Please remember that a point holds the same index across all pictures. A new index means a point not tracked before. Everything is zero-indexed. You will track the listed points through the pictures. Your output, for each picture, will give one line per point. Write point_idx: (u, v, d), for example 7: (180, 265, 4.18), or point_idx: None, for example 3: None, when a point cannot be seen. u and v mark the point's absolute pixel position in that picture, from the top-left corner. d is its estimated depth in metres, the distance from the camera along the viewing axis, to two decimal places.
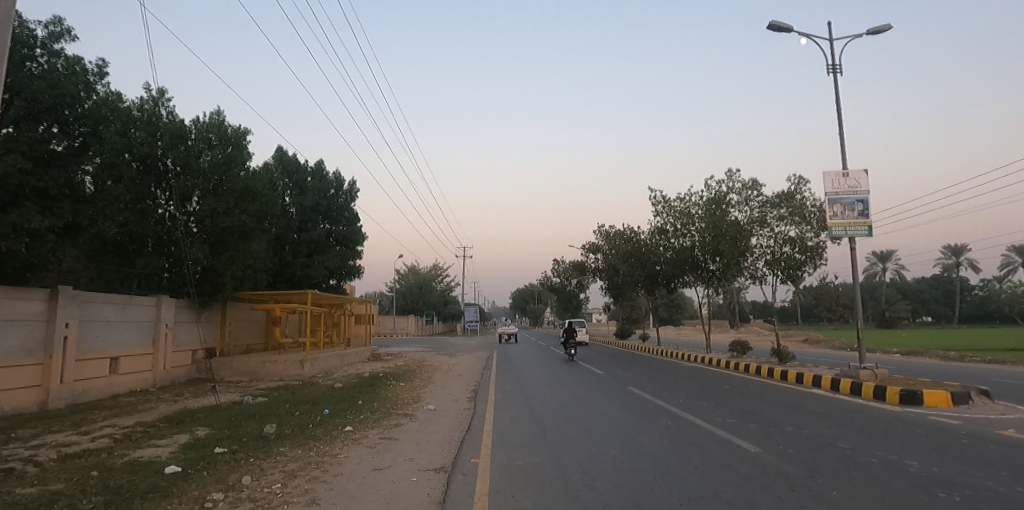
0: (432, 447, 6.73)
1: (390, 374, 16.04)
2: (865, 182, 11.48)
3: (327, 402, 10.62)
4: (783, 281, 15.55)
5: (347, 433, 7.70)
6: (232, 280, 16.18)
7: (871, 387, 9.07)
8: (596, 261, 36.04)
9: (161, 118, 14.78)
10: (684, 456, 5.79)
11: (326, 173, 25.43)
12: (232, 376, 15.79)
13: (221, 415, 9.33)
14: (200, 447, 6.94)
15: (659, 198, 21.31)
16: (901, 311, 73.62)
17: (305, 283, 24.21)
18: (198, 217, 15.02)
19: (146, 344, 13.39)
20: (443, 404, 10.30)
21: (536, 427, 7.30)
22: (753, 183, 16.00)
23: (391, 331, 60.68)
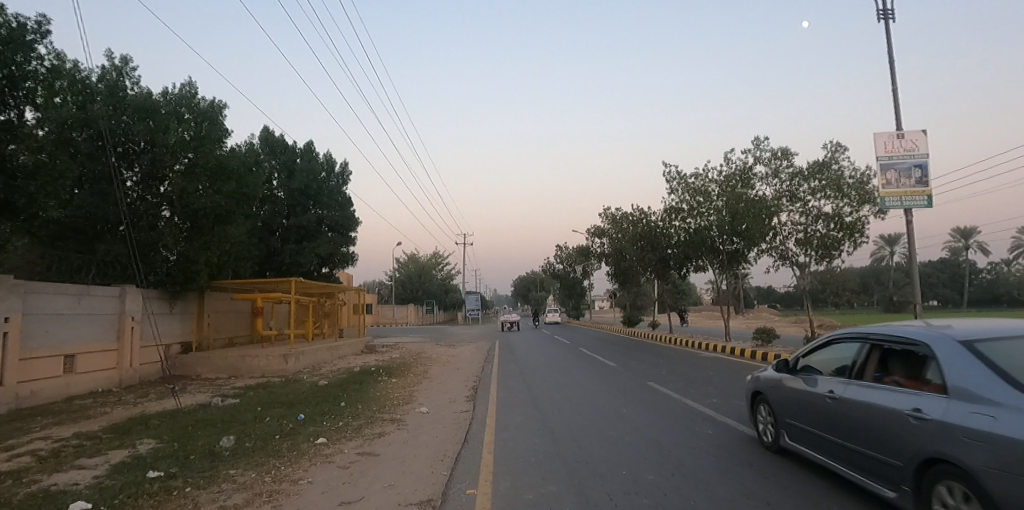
0: (421, 469, 5.39)
1: (383, 368, 14.72)
2: (923, 144, 10.06)
3: (304, 404, 9.26)
4: (816, 263, 14.16)
5: (320, 447, 6.35)
6: (207, 268, 14.70)
7: None
8: (602, 245, 34.54)
9: (124, 90, 13.34)
10: (747, 486, 4.42)
11: (317, 154, 23.90)
12: (209, 373, 14.43)
13: (179, 423, 7.96)
14: (131, 471, 5.59)
15: (673, 174, 19.76)
16: (909, 296, 73.05)
17: (294, 271, 22.83)
18: (166, 199, 13.58)
19: (109, 340, 12.06)
20: (439, 405, 8.95)
21: (549, 443, 5.97)
22: (783, 152, 14.50)
23: (390, 321, 59.45)
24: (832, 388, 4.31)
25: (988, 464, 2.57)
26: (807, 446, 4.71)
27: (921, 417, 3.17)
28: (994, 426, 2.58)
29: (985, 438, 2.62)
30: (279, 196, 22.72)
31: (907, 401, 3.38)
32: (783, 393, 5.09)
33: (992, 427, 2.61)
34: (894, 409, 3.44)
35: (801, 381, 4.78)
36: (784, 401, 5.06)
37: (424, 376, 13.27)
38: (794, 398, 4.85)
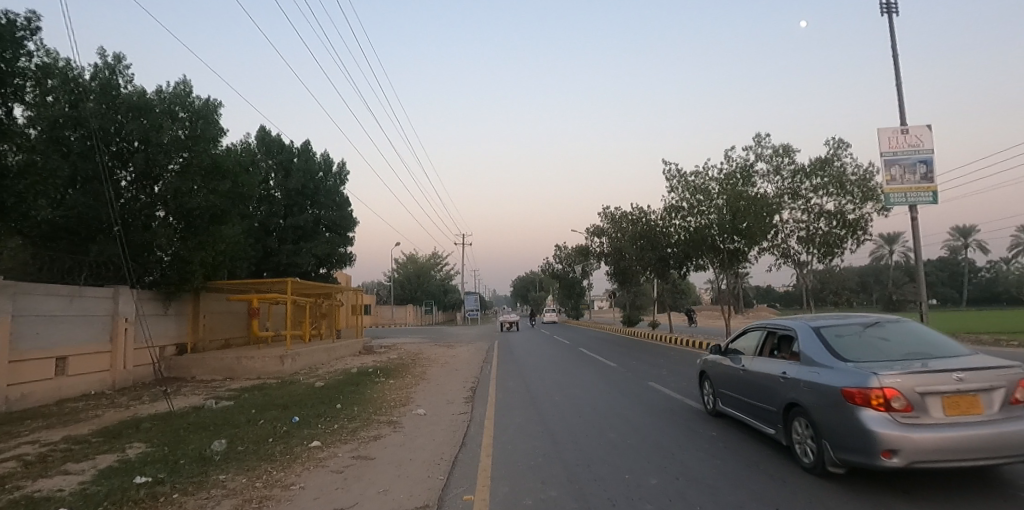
0: (417, 473, 5.24)
1: (381, 369, 14.56)
2: (928, 139, 9.93)
3: (299, 406, 9.10)
4: (819, 261, 14.02)
5: (314, 451, 6.19)
6: (202, 268, 14.52)
7: None
8: (602, 245, 34.40)
9: (118, 88, 13.16)
10: (755, 489, 4.28)
11: (314, 153, 23.72)
12: (205, 375, 14.23)
13: (171, 427, 7.81)
14: (118, 476, 5.43)
15: (673, 173, 19.61)
16: (908, 295, 72.98)
17: (291, 272, 22.64)
18: (159, 199, 13.41)
19: (103, 341, 11.90)
20: (436, 407, 8.79)
21: (548, 447, 5.81)
22: (785, 149, 14.36)
23: (389, 322, 59.26)
24: (746, 363, 6.11)
25: (814, 403, 4.48)
26: (732, 408, 6.51)
27: (788, 377, 5.02)
28: (821, 380, 4.42)
29: (814, 386, 4.50)
30: (276, 196, 22.56)
31: (782, 367, 5.22)
32: (716, 371, 6.88)
33: (820, 381, 4.46)
34: (774, 375, 5.29)
35: (728, 359, 6.56)
36: (718, 377, 6.84)
37: (422, 377, 13.11)
38: (723, 374, 6.63)
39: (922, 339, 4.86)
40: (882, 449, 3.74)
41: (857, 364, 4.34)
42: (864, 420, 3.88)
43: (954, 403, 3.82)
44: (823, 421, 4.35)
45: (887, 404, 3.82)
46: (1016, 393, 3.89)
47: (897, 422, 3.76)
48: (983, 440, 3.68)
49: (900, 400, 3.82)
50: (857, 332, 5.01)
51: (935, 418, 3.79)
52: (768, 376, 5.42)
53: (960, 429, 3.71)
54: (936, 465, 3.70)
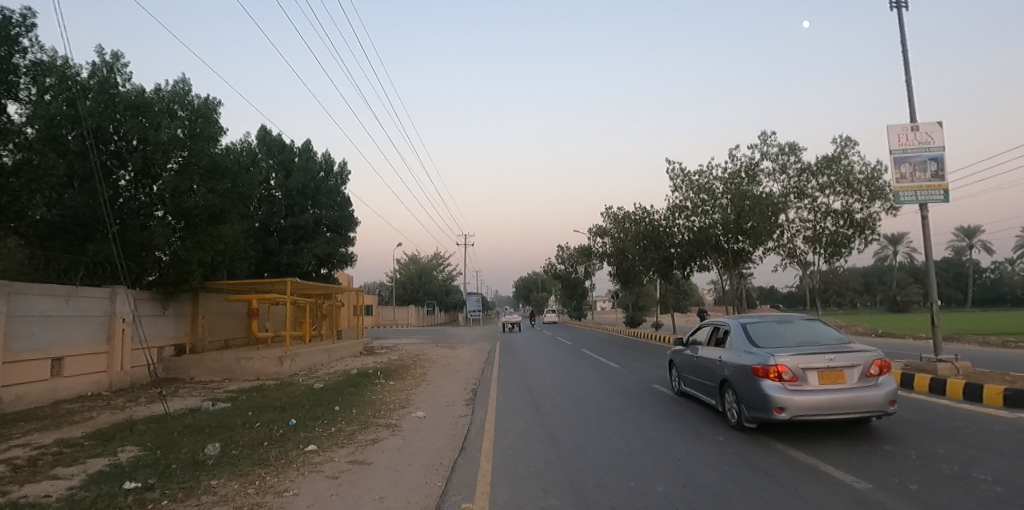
0: (415, 479, 5.07)
1: (381, 370, 14.39)
2: (939, 136, 9.72)
3: (297, 409, 8.94)
4: (826, 261, 13.80)
5: (309, 456, 6.02)
6: (201, 268, 14.37)
7: (961, 386, 7.31)
8: (604, 245, 34.19)
9: (116, 86, 13.04)
10: (766, 497, 4.09)
11: (315, 153, 23.58)
12: (203, 376, 14.08)
13: (165, 430, 7.66)
14: (107, 481, 5.27)
15: (676, 172, 19.39)
16: (912, 295, 72.58)
17: (292, 272, 22.50)
18: (158, 198, 13.27)
19: (99, 342, 11.77)
20: (436, 409, 8.63)
21: (550, 452, 5.64)
22: (791, 147, 14.16)
23: (390, 322, 59.15)
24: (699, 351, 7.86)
25: (737, 377, 6.23)
26: (692, 387, 8.26)
27: (723, 360, 6.76)
28: (741, 362, 6.16)
29: (738, 366, 6.23)
30: (276, 196, 22.42)
31: (719, 353, 6.99)
32: (681, 359, 8.61)
33: (742, 362, 6.19)
34: (716, 359, 7.03)
35: (688, 349, 8.30)
36: (682, 363, 8.57)
37: (422, 378, 12.94)
38: (685, 361, 8.36)
39: (819, 329, 6.61)
40: (775, 407, 5.50)
41: (767, 349, 6.08)
42: (765, 387, 5.62)
43: (826, 375, 5.55)
44: (743, 390, 6.10)
45: (780, 376, 5.55)
46: (871, 368, 5.62)
47: (786, 388, 5.52)
48: (842, 398, 5.43)
49: (789, 373, 5.55)
50: (772, 325, 6.77)
51: (812, 386, 5.52)
52: (711, 360, 7.17)
53: (829, 392, 5.45)
54: (813, 417, 5.45)
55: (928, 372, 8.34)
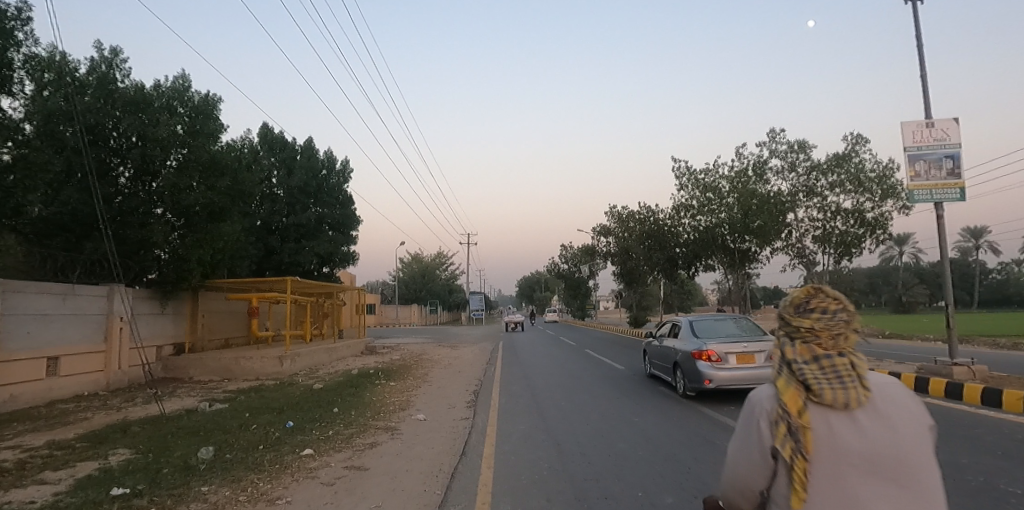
0: (413, 486, 4.87)
1: (382, 371, 14.19)
2: (955, 133, 9.48)
3: (295, 410, 8.76)
4: (835, 261, 13.55)
5: (304, 460, 5.83)
6: (200, 266, 14.20)
7: (978, 391, 7.07)
8: (608, 244, 33.94)
9: (115, 82, 12.89)
10: None
11: (317, 151, 23.41)
12: (202, 376, 13.91)
13: (159, 432, 7.48)
14: (94, 488, 5.08)
15: (682, 170, 19.14)
16: (918, 296, 72.08)
17: (293, 271, 22.34)
18: (156, 195, 13.12)
19: (96, 341, 11.62)
20: (437, 412, 8.44)
21: (553, 459, 5.43)
22: (800, 145, 13.90)
23: (393, 321, 59.04)
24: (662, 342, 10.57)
25: (684, 359, 9.00)
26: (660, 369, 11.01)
27: (677, 348, 9.50)
28: (688, 348, 8.88)
29: (686, 351, 8.97)
30: (278, 194, 22.26)
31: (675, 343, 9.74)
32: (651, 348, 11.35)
33: (688, 348, 8.91)
34: (672, 348, 9.79)
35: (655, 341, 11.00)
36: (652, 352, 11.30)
37: (423, 379, 12.75)
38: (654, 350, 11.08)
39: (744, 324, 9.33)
40: (707, 379, 8.27)
41: (704, 339, 8.82)
42: (701, 366, 8.38)
43: (742, 357, 8.32)
44: (688, 367, 8.81)
45: (711, 358, 8.31)
46: None
47: (714, 366, 8.29)
48: (752, 373, 8.23)
49: (716, 356, 8.32)
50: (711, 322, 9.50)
51: (732, 364, 8.30)
52: (670, 349, 9.90)
53: (744, 369, 8.20)
54: (734, 385, 8.22)
55: (943, 376, 8.10)
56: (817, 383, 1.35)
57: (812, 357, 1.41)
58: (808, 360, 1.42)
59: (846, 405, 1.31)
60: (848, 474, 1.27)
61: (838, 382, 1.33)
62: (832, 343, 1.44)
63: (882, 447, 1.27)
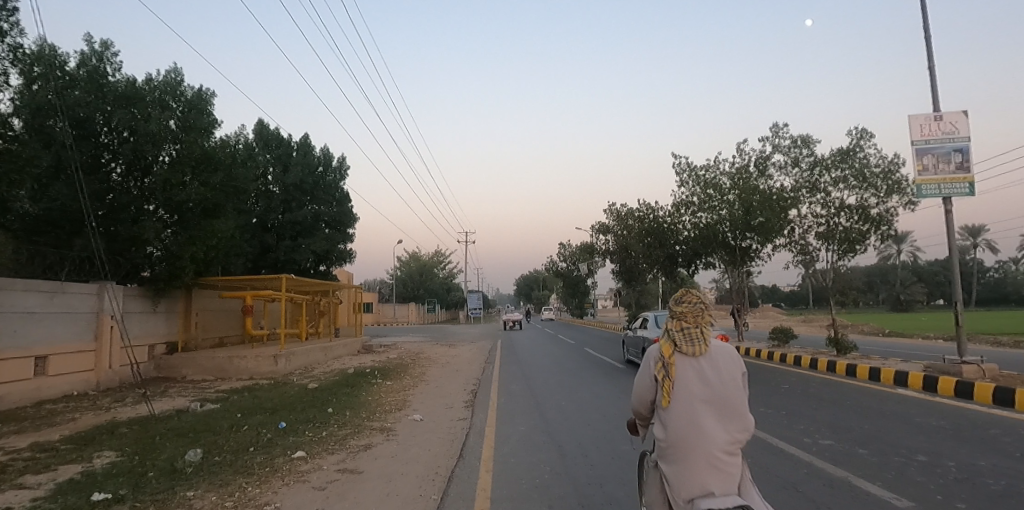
0: (408, 490, 4.67)
1: (379, 370, 13.98)
2: (964, 126, 9.35)
3: (288, 411, 8.54)
4: (839, 258, 13.37)
5: (296, 463, 5.62)
6: (193, 264, 13.94)
7: (989, 389, 6.89)
8: (607, 242, 33.79)
9: (105, 76, 12.63)
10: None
11: (313, 148, 23.16)
12: (195, 375, 13.68)
13: (147, 433, 7.26)
14: (75, 492, 4.87)
15: (683, 167, 18.94)
16: (916, 295, 72.16)
17: (289, 269, 22.09)
18: (148, 191, 12.86)
19: (86, 339, 11.38)
20: (434, 412, 8.24)
21: (554, 462, 5.24)
22: (803, 140, 13.73)
23: (391, 321, 58.89)
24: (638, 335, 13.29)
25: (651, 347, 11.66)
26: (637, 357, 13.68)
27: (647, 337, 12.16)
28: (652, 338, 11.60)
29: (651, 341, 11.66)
30: (274, 191, 22.00)
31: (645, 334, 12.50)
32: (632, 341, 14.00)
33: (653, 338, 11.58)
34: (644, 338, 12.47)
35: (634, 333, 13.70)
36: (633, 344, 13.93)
37: (421, 378, 12.56)
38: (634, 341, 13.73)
39: None
40: None
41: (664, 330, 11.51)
42: None
43: None
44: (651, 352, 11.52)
45: None
46: None
47: None
48: None
49: None
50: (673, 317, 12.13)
51: None
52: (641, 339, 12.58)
53: None
54: None
55: (952, 374, 7.91)
56: (679, 337, 1.91)
57: (682, 325, 1.96)
58: (680, 328, 1.96)
59: (697, 353, 1.84)
60: (693, 395, 1.77)
61: (691, 336, 1.89)
62: (696, 318, 1.99)
63: (718, 379, 1.78)
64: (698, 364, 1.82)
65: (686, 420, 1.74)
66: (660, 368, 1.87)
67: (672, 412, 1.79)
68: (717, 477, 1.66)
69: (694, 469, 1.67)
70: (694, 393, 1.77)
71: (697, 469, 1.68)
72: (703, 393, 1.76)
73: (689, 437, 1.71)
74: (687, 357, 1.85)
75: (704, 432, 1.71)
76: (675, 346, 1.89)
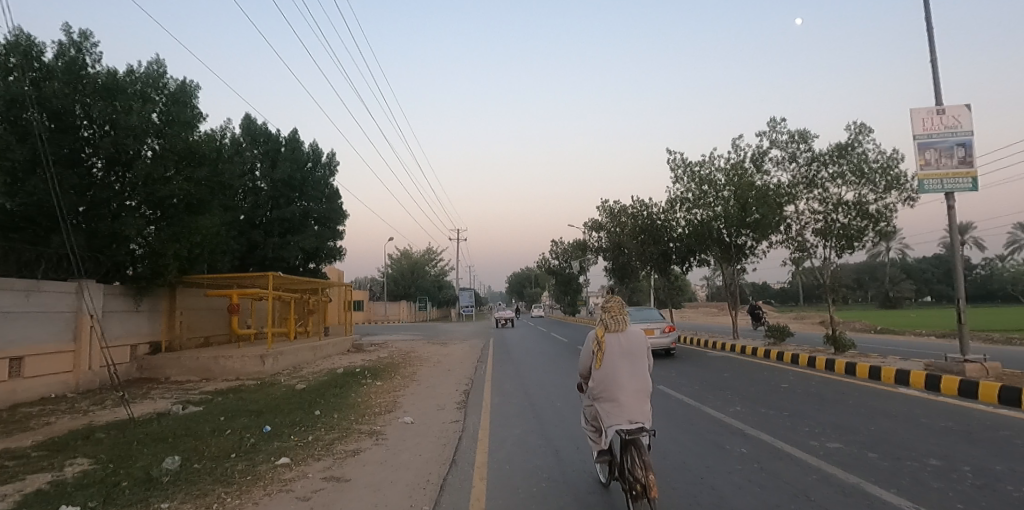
0: (397, 499, 4.41)
1: (369, 370, 13.67)
2: (967, 120, 9.27)
3: (274, 414, 8.23)
4: (837, 254, 13.24)
5: (280, 471, 5.33)
6: (177, 261, 13.52)
7: (994, 388, 6.75)
8: (600, 239, 33.63)
9: (84, 67, 12.12)
10: None
11: (302, 143, 22.69)
12: (179, 376, 13.32)
13: (124, 438, 6.93)
14: (39, 504, 4.54)
15: (678, 162, 18.74)
16: (904, 291, 72.91)
17: (277, 266, 21.67)
18: (129, 187, 12.41)
19: (64, 340, 10.97)
20: (425, 414, 7.96)
21: (552, 468, 5.00)
22: (801, 135, 13.59)
23: (382, 318, 58.54)
24: None
25: None
26: None
27: None
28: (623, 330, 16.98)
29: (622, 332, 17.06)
30: (261, 187, 21.54)
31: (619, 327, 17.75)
32: None
33: None
34: None
35: None
36: None
37: (412, 378, 12.27)
38: None
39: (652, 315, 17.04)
40: None
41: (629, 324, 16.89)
42: None
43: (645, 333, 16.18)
44: None
45: None
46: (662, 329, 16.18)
47: None
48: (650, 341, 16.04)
49: None
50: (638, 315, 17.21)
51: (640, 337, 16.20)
52: None
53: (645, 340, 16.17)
54: None
55: (955, 373, 7.77)
56: (609, 321, 3.36)
57: (610, 313, 3.42)
58: (609, 315, 3.42)
59: (617, 332, 3.35)
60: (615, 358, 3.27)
61: (615, 321, 3.36)
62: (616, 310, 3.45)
63: (630, 347, 3.29)
64: (619, 339, 3.30)
65: (615, 374, 3.20)
66: (597, 343, 3.36)
67: (604, 369, 3.28)
68: (633, 406, 3.17)
69: (619, 402, 3.17)
70: (616, 358, 3.25)
71: (621, 403, 3.17)
72: (621, 358, 3.24)
73: (612, 381, 3.22)
74: (614, 336, 3.33)
75: (624, 379, 3.19)
76: (606, 327, 3.35)
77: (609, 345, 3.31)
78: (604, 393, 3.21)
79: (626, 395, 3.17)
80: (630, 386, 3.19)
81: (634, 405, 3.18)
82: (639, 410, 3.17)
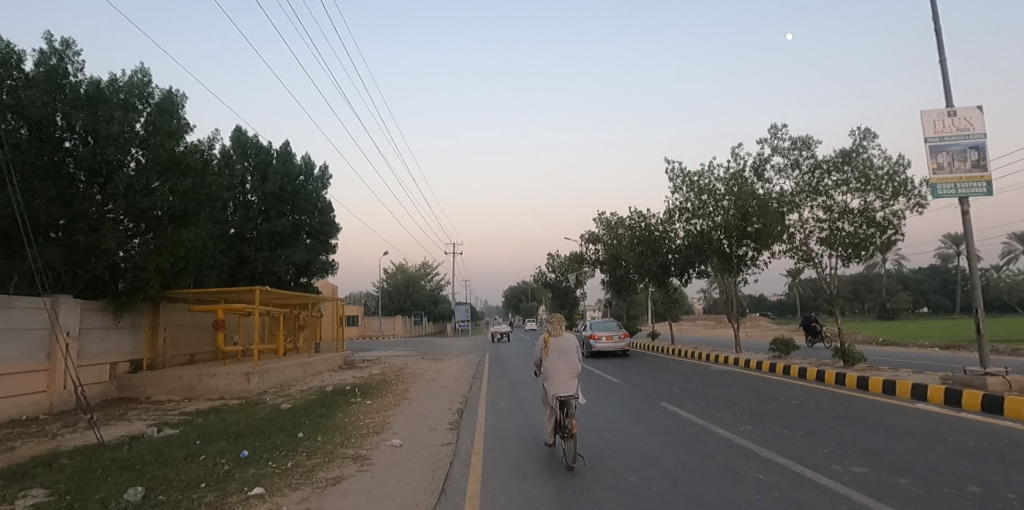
0: None
1: (359, 387, 13.10)
2: (978, 123, 9.04)
3: (254, 436, 7.72)
4: (845, 263, 12.86)
5: (252, 502, 4.84)
6: (160, 276, 13.01)
7: (1019, 403, 6.35)
8: (596, 251, 33.25)
9: (66, 75, 11.72)
10: None
11: (294, 155, 22.32)
12: (161, 396, 12.77)
13: (89, 466, 6.38)
14: None
15: (676, 172, 18.45)
16: (901, 303, 72.67)
17: (267, 281, 21.16)
18: (111, 198, 11.92)
19: (37, 359, 10.43)
20: (415, 436, 7.46)
21: (551, 496, 4.54)
22: (804, 141, 13.30)
23: (377, 334, 57.68)
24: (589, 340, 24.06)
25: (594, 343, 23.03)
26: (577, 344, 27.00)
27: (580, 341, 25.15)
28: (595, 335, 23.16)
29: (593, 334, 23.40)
30: (252, 201, 21.07)
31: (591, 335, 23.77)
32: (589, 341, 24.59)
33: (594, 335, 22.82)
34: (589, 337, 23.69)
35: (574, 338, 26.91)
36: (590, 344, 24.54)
37: (404, 396, 11.74)
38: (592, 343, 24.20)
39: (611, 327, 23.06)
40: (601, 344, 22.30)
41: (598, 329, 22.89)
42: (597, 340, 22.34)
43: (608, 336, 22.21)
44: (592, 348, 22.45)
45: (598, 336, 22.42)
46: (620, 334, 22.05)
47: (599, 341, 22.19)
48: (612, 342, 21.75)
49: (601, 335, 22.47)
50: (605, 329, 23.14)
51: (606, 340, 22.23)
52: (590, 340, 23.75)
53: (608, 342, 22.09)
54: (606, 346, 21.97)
55: (977, 387, 7.34)
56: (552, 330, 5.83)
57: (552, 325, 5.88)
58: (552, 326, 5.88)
59: (559, 337, 5.80)
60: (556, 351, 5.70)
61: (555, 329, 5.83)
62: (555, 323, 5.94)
63: (563, 346, 5.71)
64: (559, 341, 5.74)
65: (556, 363, 5.62)
66: (546, 344, 5.79)
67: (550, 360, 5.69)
68: (566, 383, 5.53)
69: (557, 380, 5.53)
70: (555, 351, 5.69)
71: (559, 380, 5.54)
72: (558, 351, 5.69)
73: (554, 366, 5.63)
74: (557, 340, 5.76)
75: (559, 366, 5.60)
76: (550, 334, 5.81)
77: (554, 345, 5.73)
78: (549, 375, 5.60)
79: (562, 377, 5.55)
80: (564, 371, 5.59)
81: (567, 382, 5.55)
82: (570, 386, 5.55)
